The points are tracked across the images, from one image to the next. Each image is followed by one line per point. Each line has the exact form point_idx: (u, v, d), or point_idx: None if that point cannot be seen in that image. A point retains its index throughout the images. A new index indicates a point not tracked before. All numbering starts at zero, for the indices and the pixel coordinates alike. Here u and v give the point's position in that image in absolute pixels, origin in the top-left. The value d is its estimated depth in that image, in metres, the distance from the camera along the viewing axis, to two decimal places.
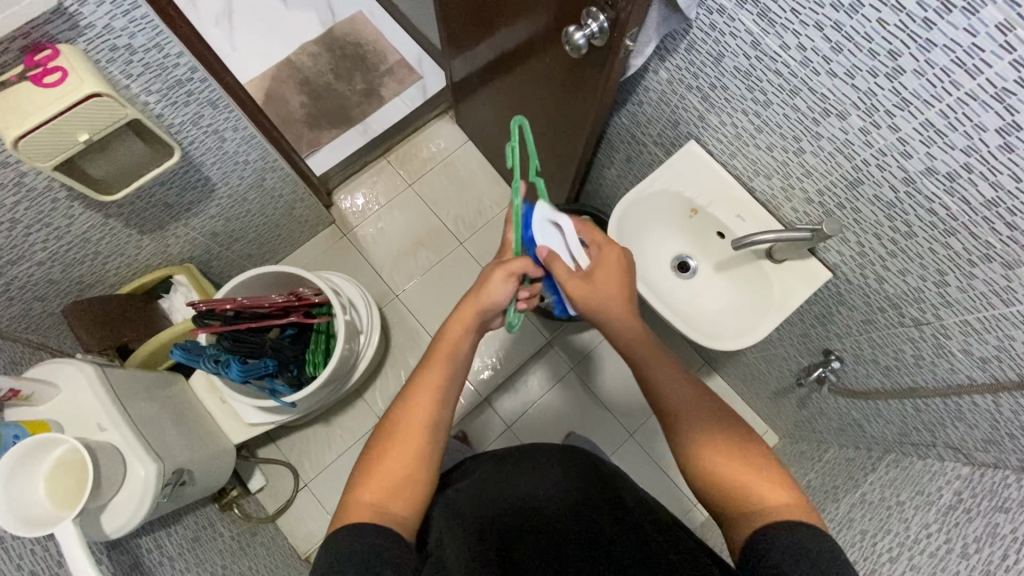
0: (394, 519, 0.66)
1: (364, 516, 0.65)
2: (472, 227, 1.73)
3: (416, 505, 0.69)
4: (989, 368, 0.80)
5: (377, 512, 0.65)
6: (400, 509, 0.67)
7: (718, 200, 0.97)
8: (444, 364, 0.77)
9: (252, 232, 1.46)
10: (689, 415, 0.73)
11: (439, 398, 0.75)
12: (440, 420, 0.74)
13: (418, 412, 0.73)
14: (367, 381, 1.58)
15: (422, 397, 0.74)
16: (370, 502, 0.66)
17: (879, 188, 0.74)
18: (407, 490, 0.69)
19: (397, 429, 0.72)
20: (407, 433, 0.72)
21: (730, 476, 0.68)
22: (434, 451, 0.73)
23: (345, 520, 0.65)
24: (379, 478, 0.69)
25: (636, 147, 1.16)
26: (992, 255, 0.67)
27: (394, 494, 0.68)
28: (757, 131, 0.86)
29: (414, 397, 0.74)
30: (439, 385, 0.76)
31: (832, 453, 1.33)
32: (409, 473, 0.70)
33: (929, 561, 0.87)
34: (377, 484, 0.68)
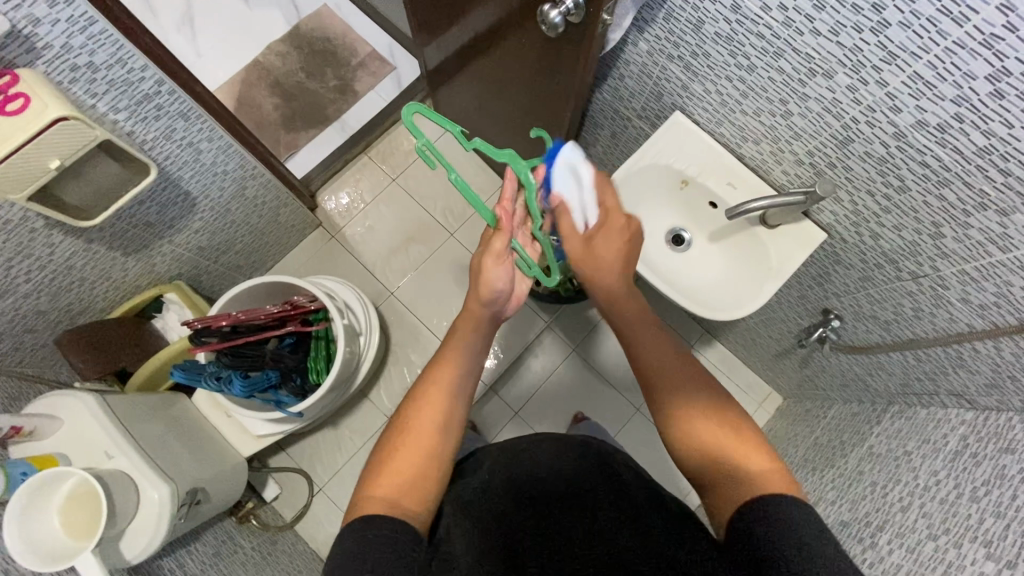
0: (406, 516, 0.65)
1: (376, 511, 0.64)
2: (461, 217, 1.72)
3: (427, 506, 0.69)
4: (988, 315, 0.80)
5: (388, 507, 0.65)
6: (413, 507, 0.67)
7: (707, 170, 0.96)
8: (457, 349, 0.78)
9: (239, 242, 1.44)
10: (676, 386, 0.73)
11: (450, 396, 0.75)
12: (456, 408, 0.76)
13: (430, 410, 0.73)
14: (371, 382, 1.58)
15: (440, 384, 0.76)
16: (384, 499, 0.66)
17: (870, 145, 0.74)
18: (418, 487, 0.69)
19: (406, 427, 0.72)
20: (422, 429, 0.72)
21: (711, 448, 0.68)
22: (445, 450, 0.73)
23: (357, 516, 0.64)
24: (391, 473, 0.69)
25: (621, 122, 1.14)
26: (987, 203, 0.67)
27: (408, 491, 0.68)
28: (743, 97, 0.84)
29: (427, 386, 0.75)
30: (452, 387, 0.76)
31: (836, 409, 1.35)
32: (421, 472, 0.70)
33: (940, 507, 0.89)
34: (389, 480, 0.68)
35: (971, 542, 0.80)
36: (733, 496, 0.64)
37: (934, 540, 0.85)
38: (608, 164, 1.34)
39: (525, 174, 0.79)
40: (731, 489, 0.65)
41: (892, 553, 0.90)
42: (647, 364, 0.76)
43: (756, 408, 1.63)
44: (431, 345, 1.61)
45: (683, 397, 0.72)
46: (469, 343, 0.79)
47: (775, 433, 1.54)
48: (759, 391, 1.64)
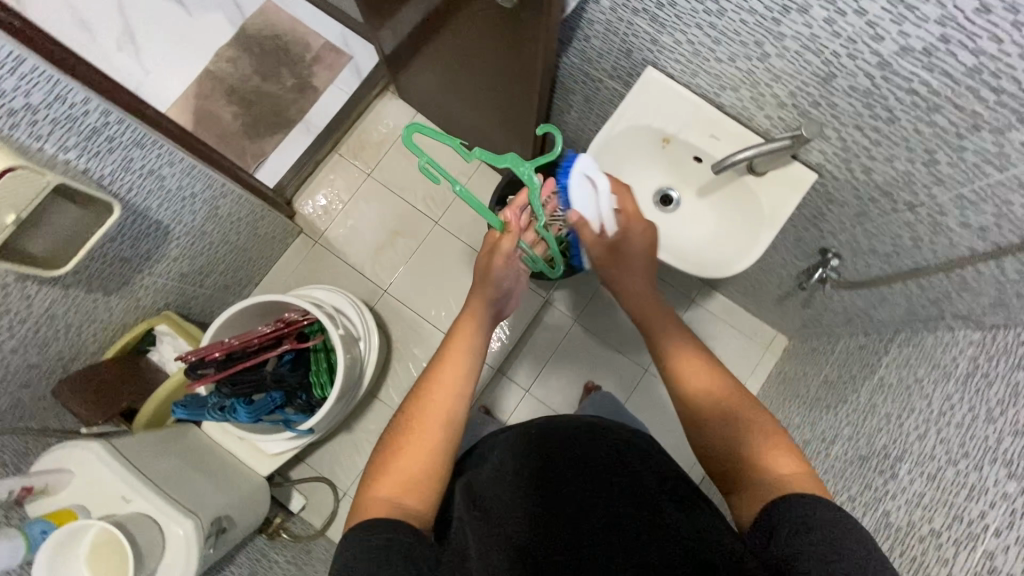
0: (412, 515, 0.66)
1: (384, 511, 0.65)
2: (443, 203, 1.68)
3: (432, 506, 0.70)
4: (990, 236, 0.78)
5: (394, 506, 0.66)
6: (418, 506, 0.68)
7: (687, 125, 0.93)
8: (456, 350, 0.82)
9: (222, 262, 1.40)
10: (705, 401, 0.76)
11: (458, 392, 0.78)
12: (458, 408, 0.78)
13: (439, 403, 0.76)
14: (379, 382, 1.58)
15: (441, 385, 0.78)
16: (392, 498, 0.68)
17: (854, 79, 0.70)
18: (425, 485, 0.70)
19: (416, 423, 0.75)
20: (430, 423, 0.75)
21: (736, 457, 0.70)
22: (450, 445, 0.75)
23: (366, 514, 0.66)
24: (399, 470, 0.70)
25: (592, 85, 1.10)
26: (980, 123, 0.64)
27: (414, 490, 0.69)
28: (714, 44, 0.80)
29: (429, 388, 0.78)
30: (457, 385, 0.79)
31: (842, 344, 1.35)
32: (428, 469, 0.71)
33: (957, 431, 0.89)
34: (396, 476, 0.70)
35: (992, 463, 0.80)
36: (754, 502, 0.66)
37: (953, 466, 0.86)
38: (585, 130, 1.30)
39: (529, 177, 0.76)
40: (749, 499, 0.67)
41: (913, 482, 0.91)
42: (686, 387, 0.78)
43: (762, 352, 1.64)
44: (433, 337, 1.60)
45: (713, 414, 0.75)
46: (473, 340, 0.83)
47: (785, 374, 1.55)
48: (764, 336, 1.64)
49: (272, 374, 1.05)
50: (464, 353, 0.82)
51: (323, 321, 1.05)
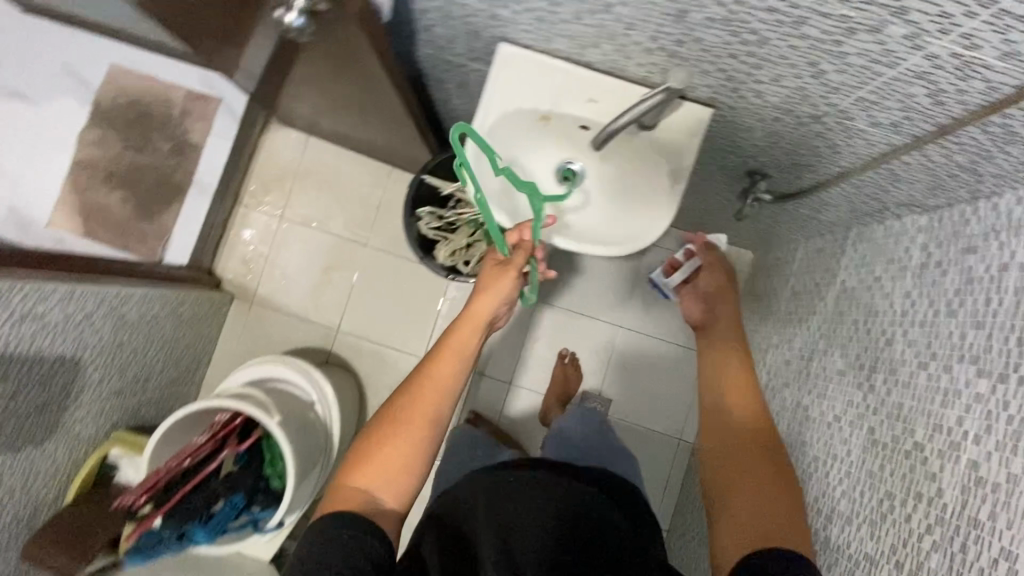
0: (379, 512, 0.71)
1: (354, 505, 0.70)
2: (366, 223, 1.58)
3: (405, 502, 0.74)
4: (904, 130, 0.71)
5: (367, 501, 0.71)
6: (389, 503, 0.73)
7: (561, 97, 0.83)
8: (455, 350, 0.81)
9: (156, 362, 1.34)
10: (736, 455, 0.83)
11: (449, 397, 0.79)
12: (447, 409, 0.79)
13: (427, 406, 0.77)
14: (361, 423, 1.54)
15: (436, 383, 0.79)
16: (367, 489, 0.72)
17: (707, 10, 0.60)
18: (404, 482, 0.74)
19: (401, 419, 0.76)
20: (415, 420, 0.76)
21: (745, 505, 0.76)
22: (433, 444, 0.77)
23: (338, 504, 0.71)
24: (380, 462, 0.74)
25: (458, 71, 0.98)
26: (854, 26, 0.55)
27: (392, 484, 0.73)
28: (554, 6, 0.69)
29: (426, 382, 0.79)
30: (448, 390, 0.80)
31: (801, 251, 1.29)
32: (408, 467, 0.74)
33: (922, 331, 0.85)
34: (377, 469, 0.73)
35: (961, 362, 0.76)
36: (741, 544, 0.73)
37: (925, 370, 0.82)
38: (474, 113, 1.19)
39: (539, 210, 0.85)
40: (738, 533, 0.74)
41: (891, 394, 0.87)
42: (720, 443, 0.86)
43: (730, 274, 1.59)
44: (400, 361, 1.55)
45: (742, 464, 0.82)
46: (470, 345, 0.82)
47: (755, 291, 1.51)
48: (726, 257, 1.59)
49: (224, 481, 1.03)
50: (457, 360, 0.81)
51: (258, 409, 0.98)
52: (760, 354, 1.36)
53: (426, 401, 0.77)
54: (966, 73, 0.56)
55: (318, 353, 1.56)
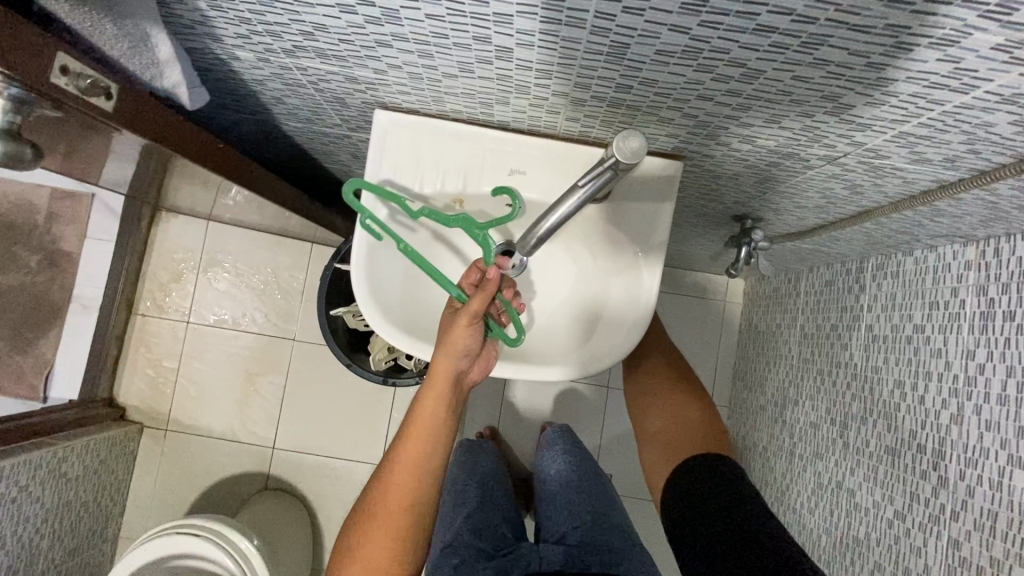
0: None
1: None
2: (291, 314, 1.33)
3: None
4: (961, 164, 0.49)
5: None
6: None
7: (472, 173, 0.60)
8: (421, 427, 0.62)
9: (39, 540, 1.07)
10: (651, 388, 0.88)
11: (429, 471, 0.62)
12: (428, 493, 0.62)
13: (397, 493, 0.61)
14: (317, 555, 1.27)
15: (406, 466, 0.62)
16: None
17: (656, 39, 0.37)
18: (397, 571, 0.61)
19: (382, 507, 0.61)
20: (395, 504, 0.61)
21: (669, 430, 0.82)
22: (423, 524, 0.63)
23: None
24: (365, 556, 0.60)
25: (342, 142, 0.75)
26: (908, 38, 0.33)
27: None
28: (429, 59, 0.46)
29: (394, 465, 0.62)
30: (426, 462, 0.62)
31: (806, 282, 1.07)
32: (398, 555, 0.61)
33: (1004, 410, 0.63)
34: (361, 563, 0.61)
35: None
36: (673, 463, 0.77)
37: (1022, 469, 0.60)
38: None
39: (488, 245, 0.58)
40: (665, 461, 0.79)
41: (974, 496, 0.65)
42: (645, 385, 0.89)
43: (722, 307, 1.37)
44: (354, 472, 1.30)
45: (651, 396, 0.87)
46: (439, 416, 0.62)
47: (755, 326, 1.29)
48: (715, 289, 1.37)
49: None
50: (434, 428, 0.62)
51: None
52: (775, 409, 1.13)
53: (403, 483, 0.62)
54: None
55: (255, 479, 1.30)
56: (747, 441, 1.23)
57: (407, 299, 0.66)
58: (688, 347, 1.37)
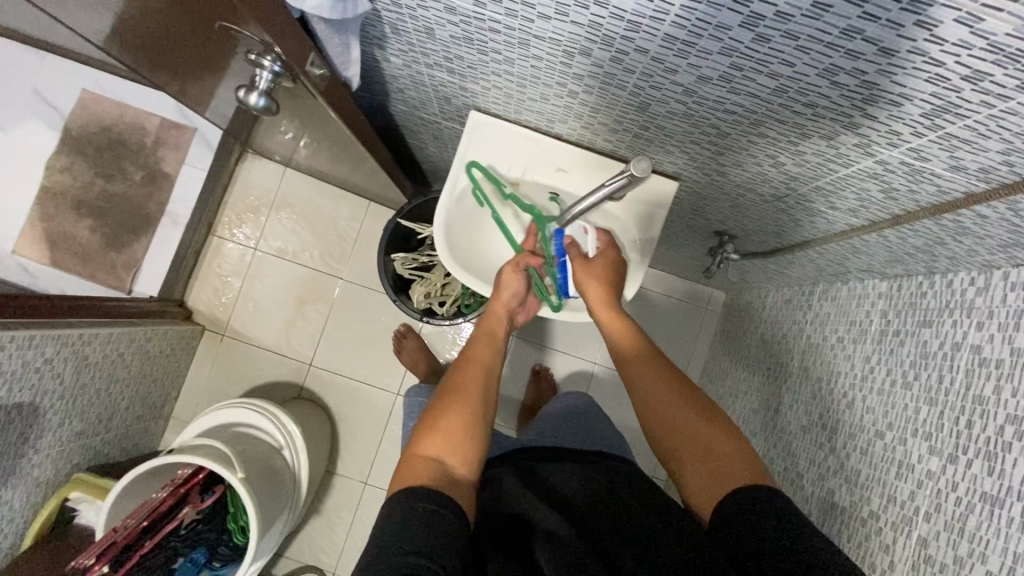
0: (450, 481, 0.65)
1: (424, 474, 0.64)
2: (342, 256, 1.58)
3: (473, 471, 0.68)
4: (860, 214, 0.72)
5: (438, 472, 0.65)
6: (460, 468, 0.67)
7: (530, 165, 0.85)
8: (489, 338, 0.81)
9: (119, 400, 1.31)
10: (655, 394, 0.75)
11: (491, 368, 0.77)
12: (492, 383, 0.76)
13: (473, 376, 0.75)
14: (332, 458, 1.52)
15: (477, 357, 0.78)
16: (433, 458, 0.66)
17: (668, 105, 0.61)
18: (470, 446, 0.68)
19: (456, 395, 0.72)
20: (467, 391, 0.73)
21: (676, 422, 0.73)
22: (489, 415, 0.72)
23: (404, 475, 0.65)
24: (444, 431, 0.68)
25: (432, 126, 0.99)
26: (808, 132, 0.57)
27: (459, 450, 0.67)
28: (522, 87, 0.70)
29: (466, 358, 0.78)
30: (490, 364, 0.77)
31: (771, 298, 1.31)
32: (472, 432, 0.69)
33: (879, 398, 0.87)
34: (440, 438, 0.68)
35: (914, 437, 0.78)
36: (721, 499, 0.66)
37: (881, 438, 0.84)
38: (448, 160, 1.19)
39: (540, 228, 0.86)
40: (701, 474, 0.69)
41: (850, 459, 0.89)
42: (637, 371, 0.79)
43: (704, 311, 1.62)
44: (374, 395, 1.55)
45: (662, 405, 0.74)
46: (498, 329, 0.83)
47: (727, 331, 1.53)
48: (700, 295, 1.61)
49: (183, 539, 1.00)
50: (493, 339, 0.81)
51: (220, 470, 0.94)
52: (731, 399, 1.37)
53: (474, 378, 0.75)
54: (918, 178, 0.58)
55: (291, 388, 1.54)
56: None
57: (466, 251, 0.92)
58: (670, 340, 1.61)
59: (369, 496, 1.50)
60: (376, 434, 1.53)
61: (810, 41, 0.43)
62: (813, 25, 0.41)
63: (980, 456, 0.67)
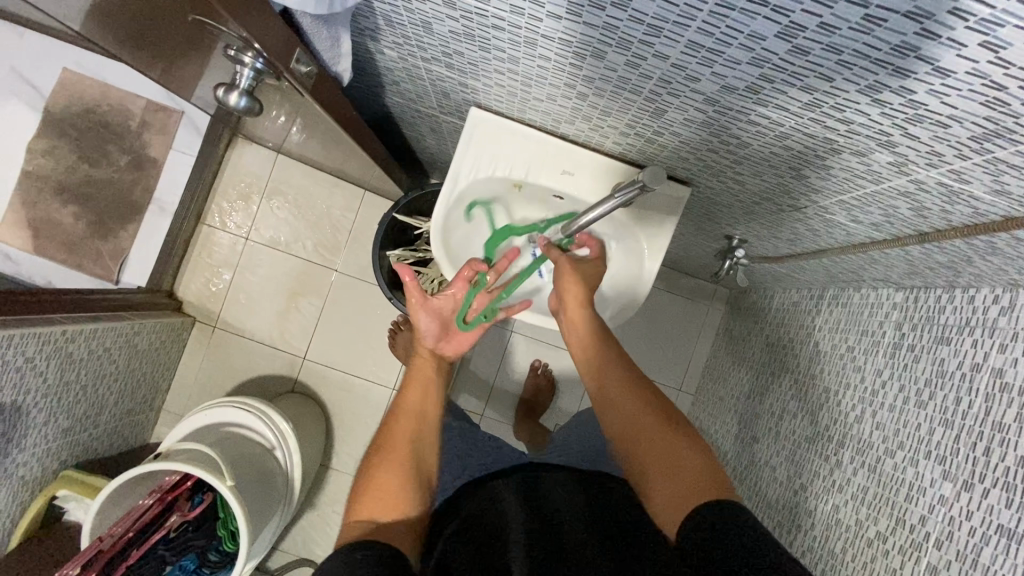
0: (391, 531, 0.60)
1: (360, 531, 0.59)
2: (337, 247, 1.53)
3: (410, 519, 0.64)
4: (883, 228, 0.68)
5: (374, 527, 0.60)
6: (397, 518, 0.63)
7: (534, 166, 0.81)
8: (420, 384, 0.77)
9: (107, 395, 1.28)
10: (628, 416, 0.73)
11: (423, 418, 0.73)
12: (424, 436, 0.72)
13: (405, 425, 0.71)
14: (326, 452, 1.50)
15: (410, 404, 0.74)
16: (368, 516, 0.61)
17: (686, 112, 0.57)
18: (405, 498, 0.64)
19: (389, 448, 0.68)
20: (399, 442, 0.69)
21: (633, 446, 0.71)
22: (421, 463, 0.69)
23: (340, 541, 0.59)
24: (378, 485, 0.64)
25: (430, 119, 0.93)
26: (839, 147, 0.52)
27: (393, 501, 0.63)
28: (527, 86, 0.65)
29: (398, 410, 0.73)
30: (421, 410, 0.74)
31: (778, 299, 1.27)
32: (406, 481, 0.66)
33: (891, 416, 0.84)
34: (373, 493, 0.63)
35: (926, 460, 0.75)
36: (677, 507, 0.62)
37: (892, 457, 0.81)
38: (446, 153, 1.13)
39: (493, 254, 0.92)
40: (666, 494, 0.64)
41: (856, 474, 0.87)
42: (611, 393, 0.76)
43: (706, 308, 1.58)
44: (370, 390, 1.52)
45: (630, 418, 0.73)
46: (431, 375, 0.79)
47: (730, 330, 1.49)
48: (703, 292, 1.58)
49: (171, 545, 1.01)
50: (425, 383, 0.77)
51: (210, 477, 0.92)
52: (732, 402, 1.34)
53: (402, 426, 0.71)
54: (953, 200, 0.53)
55: (284, 381, 1.51)
56: (709, 428, 1.43)
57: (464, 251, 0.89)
58: (671, 338, 1.58)
59: None
60: (371, 429, 1.51)
61: (854, 56, 0.38)
62: (860, 39, 0.37)
63: (997, 486, 0.65)
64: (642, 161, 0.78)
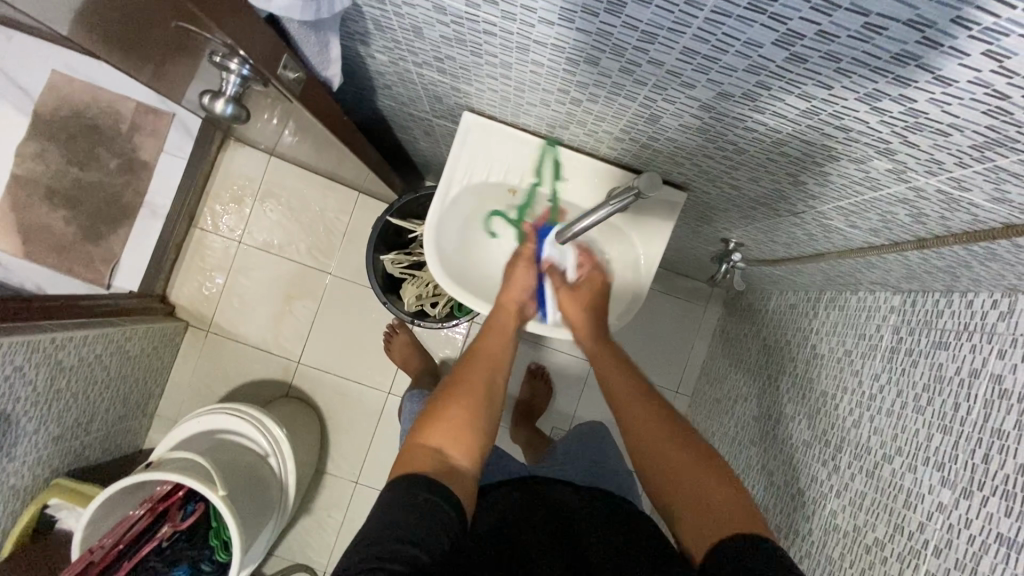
0: (454, 473, 0.61)
1: (427, 463, 0.60)
2: (331, 250, 1.52)
3: (475, 464, 0.64)
4: (880, 233, 0.67)
5: (439, 462, 0.61)
6: (464, 461, 0.63)
7: (528, 172, 0.80)
8: (500, 335, 0.77)
9: (98, 402, 1.27)
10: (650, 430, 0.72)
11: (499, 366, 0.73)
12: (497, 386, 0.71)
13: (480, 369, 0.71)
14: (321, 457, 1.49)
15: (489, 351, 0.74)
16: (434, 447, 0.62)
17: (682, 118, 0.56)
18: (474, 443, 0.64)
19: (461, 385, 0.69)
20: (472, 380, 0.69)
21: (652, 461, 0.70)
22: (492, 412, 0.69)
23: (404, 461, 0.61)
24: (448, 420, 0.64)
25: (423, 123, 0.92)
26: (836, 154, 0.51)
27: (462, 441, 0.64)
28: (520, 91, 0.64)
29: (475, 352, 0.74)
30: (498, 357, 0.74)
31: (775, 301, 1.26)
32: (477, 425, 0.66)
33: (889, 420, 0.83)
34: (444, 427, 0.64)
35: (925, 466, 0.75)
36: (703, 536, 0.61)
37: (890, 462, 0.81)
38: (440, 155, 1.12)
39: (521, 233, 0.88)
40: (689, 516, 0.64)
41: (854, 479, 0.86)
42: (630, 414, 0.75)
43: (703, 310, 1.58)
44: (366, 393, 1.51)
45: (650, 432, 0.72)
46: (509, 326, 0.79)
47: (726, 331, 1.49)
48: (699, 293, 1.57)
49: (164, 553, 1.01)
50: (504, 332, 0.78)
51: (199, 488, 0.90)
52: (729, 404, 1.34)
53: (478, 368, 0.71)
54: (952, 207, 0.52)
55: (279, 386, 1.50)
56: (707, 430, 1.43)
57: (459, 256, 0.87)
58: (668, 340, 1.57)
59: (361, 495, 1.48)
60: (366, 433, 1.50)
61: (854, 64, 0.38)
62: (860, 47, 0.36)
63: (996, 494, 0.64)
64: (638, 165, 0.77)
